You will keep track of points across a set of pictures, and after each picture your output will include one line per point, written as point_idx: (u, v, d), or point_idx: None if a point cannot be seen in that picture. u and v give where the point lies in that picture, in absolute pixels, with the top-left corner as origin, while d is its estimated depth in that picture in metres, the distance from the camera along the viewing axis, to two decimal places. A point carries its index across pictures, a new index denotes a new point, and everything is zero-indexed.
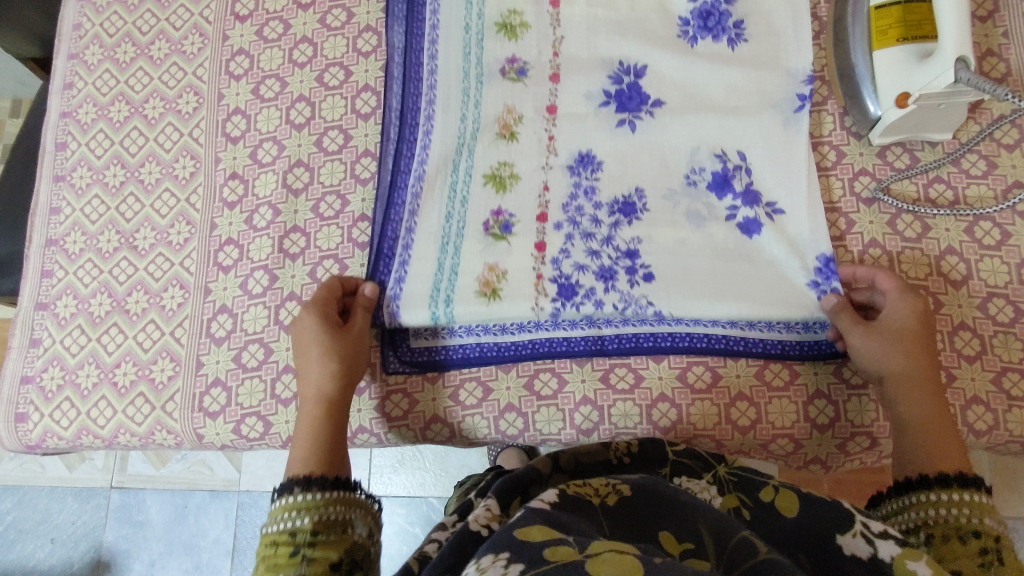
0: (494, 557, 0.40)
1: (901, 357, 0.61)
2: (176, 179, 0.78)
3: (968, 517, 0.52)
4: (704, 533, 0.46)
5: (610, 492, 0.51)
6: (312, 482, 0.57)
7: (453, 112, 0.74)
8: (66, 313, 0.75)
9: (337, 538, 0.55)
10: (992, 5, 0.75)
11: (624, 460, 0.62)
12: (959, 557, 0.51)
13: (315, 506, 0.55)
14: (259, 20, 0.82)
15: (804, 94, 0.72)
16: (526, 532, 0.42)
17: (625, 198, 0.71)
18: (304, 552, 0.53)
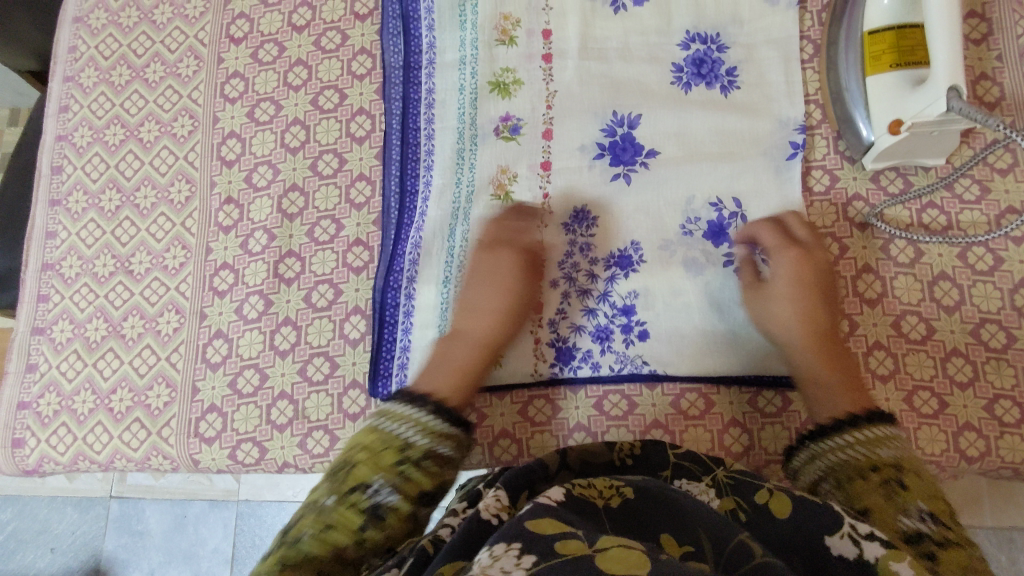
0: (505, 546, 0.41)
1: (783, 315, 0.66)
2: (171, 203, 0.78)
3: (867, 452, 0.55)
4: (701, 538, 0.46)
5: (614, 494, 0.51)
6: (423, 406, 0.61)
7: (449, 176, 0.75)
8: (62, 338, 0.75)
9: (437, 471, 0.57)
10: (985, 28, 0.76)
11: (627, 461, 0.61)
12: (865, 493, 0.53)
13: (432, 434, 0.59)
14: (253, 43, 0.82)
15: (797, 142, 0.74)
16: (537, 524, 0.43)
17: (622, 251, 0.73)
18: (403, 467, 0.56)
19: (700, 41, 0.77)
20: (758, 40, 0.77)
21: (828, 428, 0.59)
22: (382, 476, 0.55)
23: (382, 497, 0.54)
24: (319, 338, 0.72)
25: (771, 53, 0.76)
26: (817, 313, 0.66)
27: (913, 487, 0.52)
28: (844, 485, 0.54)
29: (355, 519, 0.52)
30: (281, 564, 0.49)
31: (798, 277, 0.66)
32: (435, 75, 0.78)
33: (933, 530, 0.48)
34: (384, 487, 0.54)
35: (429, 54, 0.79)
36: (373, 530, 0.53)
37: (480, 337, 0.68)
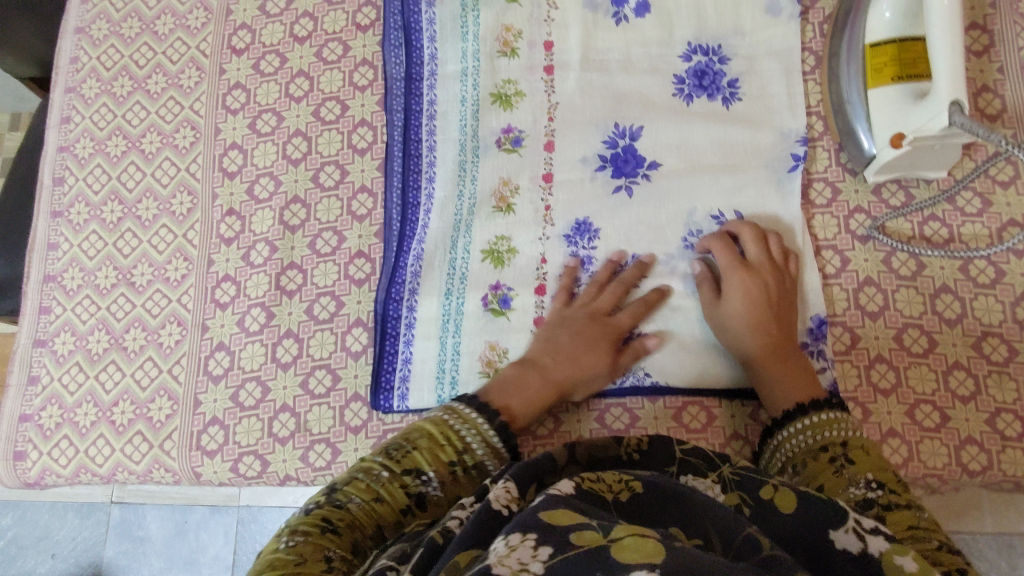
0: (521, 537, 0.38)
1: (739, 331, 0.66)
2: (173, 215, 0.78)
3: (816, 437, 0.58)
4: (709, 535, 0.43)
5: (623, 488, 0.47)
6: (485, 414, 0.60)
7: (450, 188, 0.75)
8: (64, 350, 0.75)
9: (483, 483, 0.56)
10: (987, 40, 0.76)
11: (633, 457, 0.55)
12: (820, 472, 0.55)
13: (490, 448, 0.58)
14: (255, 54, 0.82)
15: (798, 154, 0.74)
16: (552, 514, 0.40)
17: (622, 264, 0.73)
18: (457, 468, 0.55)
19: (702, 52, 0.77)
20: (760, 51, 0.77)
21: (783, 418, 0.61)
22: (437, 469, 0.54)
23: (429, 488, 0.53)
24: (321, 350, 0.72)
25: (772, 65, 0.76)
26: (770, 328, 0.65)
27: (860, 461, 0.54)
28: (801, 468, 0.57)
29: (399, 498, 0.52)
30: (324, 523, 0.48)
31: (747, 291, 0.66)
32: (437, 87, 0.78)
33: (880, 496, 0.51)
34: (435, 479, 0.54)
35: (431, 66, 0.79)
36: (413, 514, 0.52)
37: (558, 380, 0.66)
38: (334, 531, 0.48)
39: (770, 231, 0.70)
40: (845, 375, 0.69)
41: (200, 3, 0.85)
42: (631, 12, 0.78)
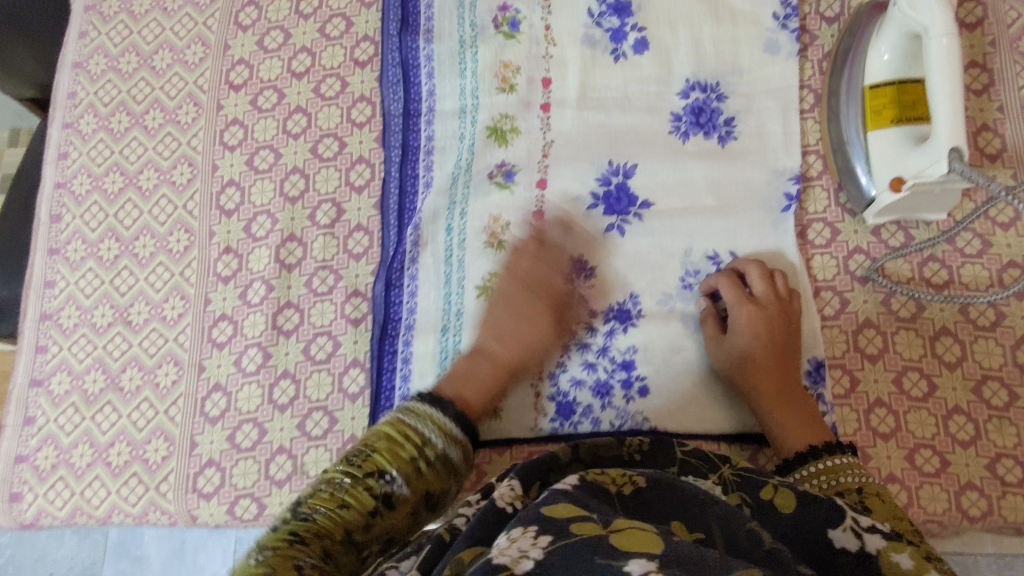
0: (523, 529, 0.39)
1: (742, 368, 0.67)
2: (170, 253, 0.78)
3: (831, 483, 0.57)
4: (712, 529, 0.42)
5: (627, 482, 0.46)
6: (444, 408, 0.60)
7: (440, 223, 0.75)
8: (60, 391, 0.75)
9: (447, 476, 0.57)
10: (986, 79, 0.75)
11: (635, 458, 0.57)
12: None
13: (447, 439, 0.58)
14: (253, 89, 0.82)
15: (792, 193, 0.74)
16: (554, 508, 0.40)
17: (621, 304, 0.73)
18: (418, 463, 0.55)
19: (700, 89, 0.77)
20: (758, 89, 0.76)
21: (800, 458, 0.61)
22: (398, 468, 0.54)
23: (394, 488, 0.53)
24: (318, 392, 0.72)
25: (770, 104, 0.76)
26: (774, 367, 0.66)
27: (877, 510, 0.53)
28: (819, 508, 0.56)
29: (365, 503, 0.52)
30: (293, 537, 0.49)
31: (753, 329, 0.67)
32: (435, 123, 0.78)
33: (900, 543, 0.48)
34: (399, 479, 0.54)
35: (428, 102, 0.79)
36: (381, 517, 0.52)
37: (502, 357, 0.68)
38: (303, 542, 0.49)
39: (775, 269, 0.71)
40: (844, 419, 0.68)
41: (198, 38, 0.84)
42: (629, 49, 0.78)
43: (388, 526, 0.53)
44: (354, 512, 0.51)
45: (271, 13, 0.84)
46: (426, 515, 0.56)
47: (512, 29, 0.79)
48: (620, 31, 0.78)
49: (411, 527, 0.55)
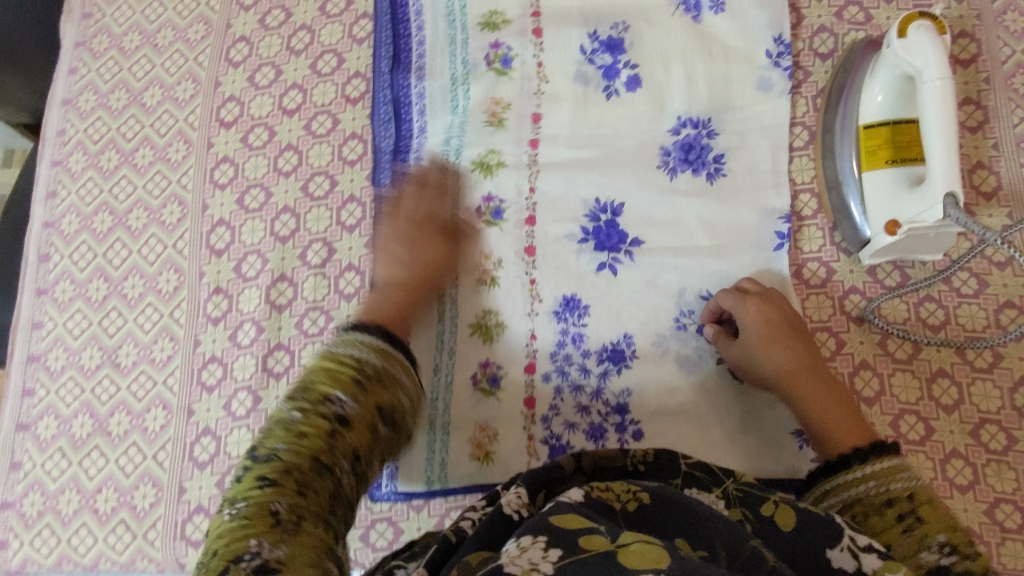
0: (532, 539, 0.38)
1: (769, 359, 0.65)
2: (159, 293, 0.77)
3: (881, 489, 0.52)
4: (715, 545, 0.41)
5: (632, 498, 0.44)
6: (375, 330, 0.57)
7: None
8: (47, 435, 0.74)
9: (391, 387, 0.53)
10: (981, 116, 0.75)
11: (639, 469, 0.53)
12: (883, 531, 0.49)
13: (378, 351, 0.54)
14: (244, 127, 0.81)
15: (782, 232, 0.73)
16: (563, 517, 0.40)
17: (614, 344, 0.72)
18: (361, 378, 0.51)
19: (691, 126, 0.76)
20: (750, 125, 0.76)
21: (843, 461, 0.56)
22: (342, 389, 0.50)
23: (345, 407, 0.49)
24: None
25: (762, 141, 0.75)
26: (799, 355, 0.65)
27: (930, 518, 0.48)
28: (860, 521, 0.51)
29: (322, 428, 0.48)
30: (259, 482, 0.45)
31: (766, 317, 0.66)
32: (424, 160, 0.77)
33: (955, 562, 0.45)
34: (347, 399, 0.50)
35: (419, 141, 0.78)
36: (343, 436, 0.49)
37: (403, 281, 0.67)
38: (272, 483, 0.45)
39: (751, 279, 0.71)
40: None
41: (188, 74, 0.84)
42: (621, 86, 0.77)
43: (354, 445, 0.49)
44: (315, 441, 0.47)
45: (262, 49, 0.83)
46: (386, 430, 0.53)
47: (504, 66, 0.78)
48: (612, 68, 0.77)
49: (376, 445, 0.52)
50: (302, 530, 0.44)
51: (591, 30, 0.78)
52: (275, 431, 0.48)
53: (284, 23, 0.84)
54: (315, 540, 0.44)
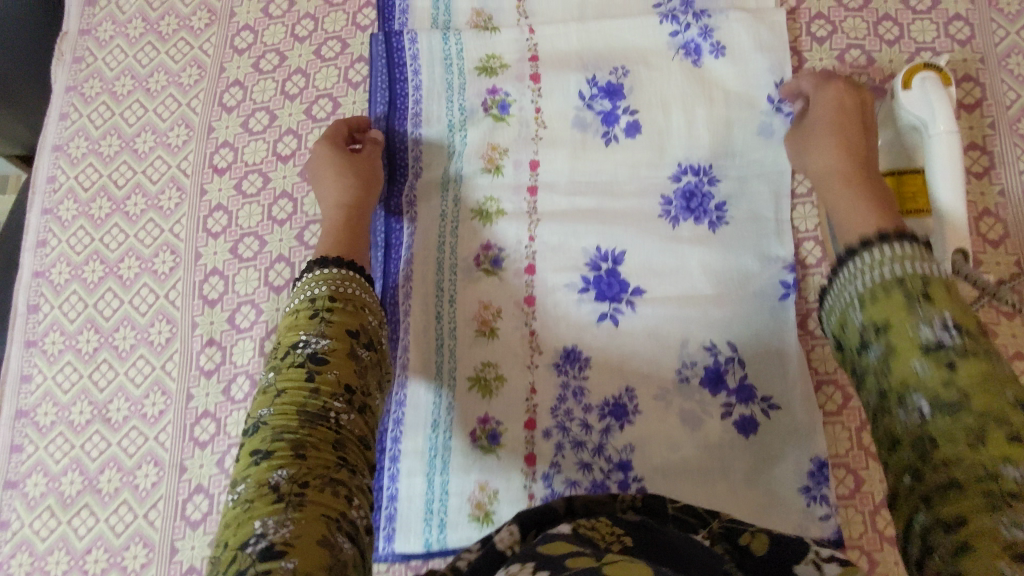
0: (521, 566, 0.39)
1: (826, 118, 0.64)
2: (151, 345, 0.75)
3: (894, 273, 0.47)
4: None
5: (616, 540, 0.42)
6: (331, 262, 0.62)
7: (429, 311, 0.74)
8: (36, 493, 0.73)
9: (355, 310, 0.59)
10: (987, 161, 0.73)
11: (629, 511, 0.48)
12: (892, 311, 0.46)
13: (332, 280, 0.60)
14: (237, 173, 0.79)
15: (787, 282, 0.71)
16: (552, 546, 0.40)
17: (616, 399, 0.70)
18: (322, 317, 0.57)
19: (692, 173, 0.74)
20: (751, 172, 0.74)
21: (851, 250, 0.51)
22: (307, 331, 0.56)
23: (314, 348, 0.55)
24: None
25: (762, 188, 0.73)
26: (857, 144, 0.62)
27: (943, 298, 0.45)
28: (868, 304, 0.48)
29: (298, 378, 0.53)
30: (254, 457, 0.49)
31: (840, 104, 0.64)
32: (418, 207, 0.76)
33: (957, 341, 0.44)
34: (312, 338, 0.55)
35: (410, 195, 0.77)
36: (321, 373, 0.53)
37: (342, 202, 0.70)
38: (265, 454, 0.49)
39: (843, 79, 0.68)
40: (849, 521, 0.66)
41: (181, 119, 0.82)
42: (621, 132, 0.76)
43: (335, 377, 0.53)
44: (293, 396, 0.52)
45: (256, 93, 0.81)
46: (365, 354, 0.57)
47: (501, 111, 0.77)
48: (611, 114, 0.76)
49: (362, 377, 0.56)
50: (308, 499, 0.46)
51: (590, 75, 0.77)
52: (259, 401, 0.53)
53: (279, 66, 0.82)
54: (323, 506, 0.46)
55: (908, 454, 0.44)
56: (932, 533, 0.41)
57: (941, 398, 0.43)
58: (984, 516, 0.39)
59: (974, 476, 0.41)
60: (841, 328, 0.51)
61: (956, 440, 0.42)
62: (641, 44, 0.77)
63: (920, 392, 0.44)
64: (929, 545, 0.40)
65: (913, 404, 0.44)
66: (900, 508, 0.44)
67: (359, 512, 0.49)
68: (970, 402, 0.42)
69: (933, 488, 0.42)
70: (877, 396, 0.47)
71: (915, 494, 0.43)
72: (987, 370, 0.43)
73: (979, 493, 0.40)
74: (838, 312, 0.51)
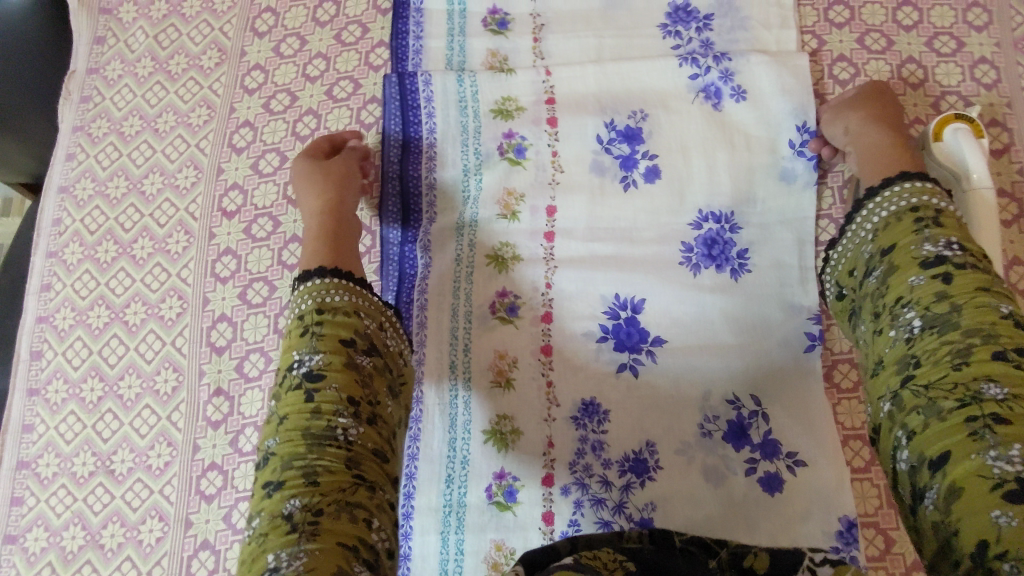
0: None
1: (869, 87, 0.69)
2: (157, 394, 0.73)
3: (910, 204, 0.54)
4: None
5: (619, 567, 0.42)
6: (313, 274, 0.58)
7: (443, 358, 0.72)
8: (36, 548, 0.71)
9: (348, 317, 0.55)
10: (1016, 209, 0.69)
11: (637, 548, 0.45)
12: (901, 233, 0.53)
13: (316, 290, 0.57)
14: (247, 217, 0.77)
15: (813, 333, 0.69)
16: None
17: (637, 454, 0.68)
18: (314, 331, 0.55)
19: (713, 220, 0.72)
20: (773, 219, 0.72)
21: (872, 191, 0.57)
22: (302, 348, 0.54)
23: (309, 366, 0.53)
24: None
25: (785, 236, 0.71)
26: (890, 119, 0.66)
27: (948, 225, 0.52)
28: (881, 233, 0.55)
29: (298, 402, 0.52)
30: (267, 489, 0.49)
31: (871, 85, 0.70)
32: (431, 251, 0.74)
33: (956, 255, 0.50)
34: (306, 355, 0.54)
35: (422, 241, 0.75)
36: (320, 392, 0.52)
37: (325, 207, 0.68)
38: (277, 485, 0.49)
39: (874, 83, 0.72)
40: None
41: (190, 161, 0.81)
42: (639, 177, 0.74)
43: (337, 393, 0.52)
44: (296, 422, 0.51)
45: (266, 135, 0.80)
46: (367, 361, 0.55)
47: (518, 155, 0.76)
48: (630, 158, 0.74)
49: (368, 385, 0.54)
50: (322, 528, 0.47)
51: (608, 118, 0.75)
52: (266, 430, 0.53)
53: (290, 107, 0.80)
54: (340, 534, 0.47)
55: (894, 376, 0.49)
56: (919, 474, 0.45)
57: (932, 312, 0.48)
58: (970, 455, 0.42)
59: (950, 391, 0.45)
60: (849, 270, 0.58)
61: (942, 367, 0.46)
62: (660, 87, 0.75)
63: (912, 307, 0.50)
64: (920, 489, 0.44)
65: (904, 318, 0.50)
66: (885, 439, 0.49)
67: (379, 534, 0.49)
68: (958, 314, 0.47)
69: (925, 422, 0.45)
70: (874, 320, 0.53)
71: (896, 421, 0.47)
72: (979, 283, 0.48)
73: (964, 423, 0.44)
74: (847, 255, 0.58)
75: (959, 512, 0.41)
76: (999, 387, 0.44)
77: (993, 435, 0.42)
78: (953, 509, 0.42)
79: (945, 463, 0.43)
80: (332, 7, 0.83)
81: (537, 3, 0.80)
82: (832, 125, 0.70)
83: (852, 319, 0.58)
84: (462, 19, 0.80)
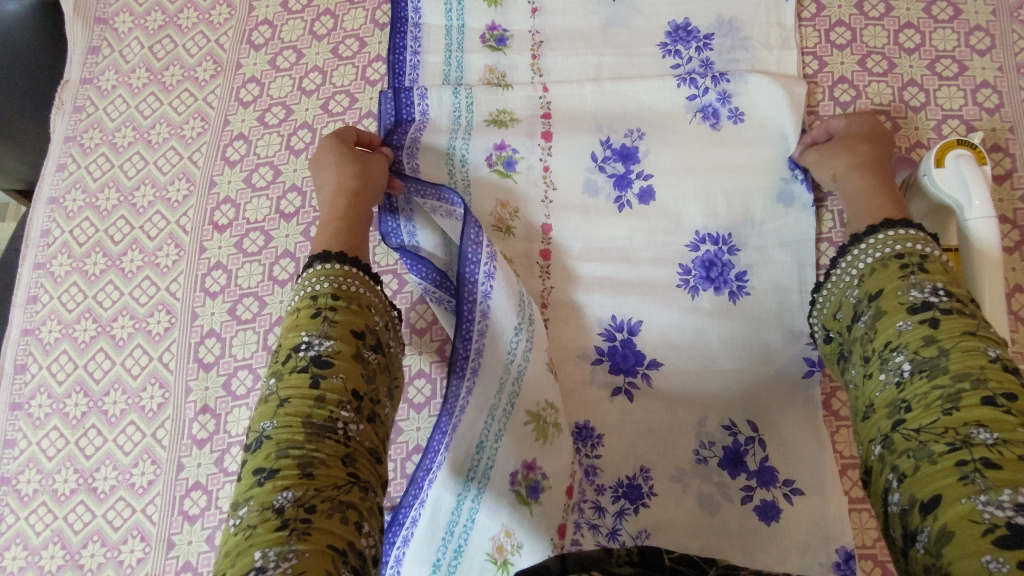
0: None
1: (858, 130, 0.67)
2: (142, 411, 0.72)
3: (891, 251, 0.54)
4: None
5: None
6: (332, 257, 0.56)
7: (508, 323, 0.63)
8: (13, 567, 0.69)
9: (360, 309, 0.53)
10: (1019, 235, 0.68)
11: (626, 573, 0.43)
12: (888, 278, 0.52)
13: (333, 275, 0.54)
14: (238, 231, 0.76)
15: (813, 358, 0.67)
16: None
17: (631, 480, 0.67)
18: (326, 315, 0.52)
19: (711, 241, 0.71)
20: (771, 242, 0.70)
21: (855, 239, 0.57)
22: (310, 332, 0.51)
23: (317, 350, 0.50)
24: None
25: (784, 259, 0.70)
26: (877, 159, 0.64)
27: (934, 270, 0.51)
28: (866, 279, 0.54)
29: (303, 385, 0.48)
30: (258, 477, 0.45)
31: (853, 128, 0.68)
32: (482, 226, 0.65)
33: (943, 301, 0.49)
34: (315, 338, 0.50)
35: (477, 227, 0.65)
36: (327, 379, 0.49)
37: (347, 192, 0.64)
38: (270, 473, 0.44)
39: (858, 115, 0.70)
40: None
41: (182, 174, 0.80)
42: (634, 198, 0.73)
43: (343, 383, 0.49)
44: (297, 408, 0.47)
45: (260, 148, 0.79)
46: (373, 356, 0.53)
47: (508, 169, 0.74)
48: (624, 177, 0.74)
49: (372, 382, 0.51)
50: (313, 527, 0.42)
51: (604, 137, 0.74)
52: (261, 413, 0.49)
53: (285, 120, 0.79)
54: (331, 535, 0.42)
55: (885, 418, 0.48)
56: (910, 517, 0.43)
57: (920, 357, 0.47)
58: (961, 500, 0.41)
59: (941, 434, 0.44)
60: (834, 313, 0.58)
61: (932, 411, 0.45)
62: (657, 107, 0.74)
63: (901, 351, 0.48)
64: (911, 532, 0.42)
65: (894, 361, 0.49)
66: (877, 481, 0.47)
67: (368, 540, 0.44)
68: (946, 358, 0.46)
69: (916, 465, 0.44)
70: (863, 365, 0.52)
71: (887, 464, 0.46)
72: (965, 325, 0.47)
73: (954, 467, 0.42)
74: (831, 299, 0.58)
75: (950, 557, 0.39)
76: (989, 431, 0.42)
77: (983, 479, 0.41)
78: (944, 552, 0.39)
79: (935, 507, 0.41)
80: (330, 20, 0.82)
81: (537, 20, 0.79)
82: (822, 165, 0.67)
83: (841, 359, 0.57)
84: (460, 35, 0.79)
